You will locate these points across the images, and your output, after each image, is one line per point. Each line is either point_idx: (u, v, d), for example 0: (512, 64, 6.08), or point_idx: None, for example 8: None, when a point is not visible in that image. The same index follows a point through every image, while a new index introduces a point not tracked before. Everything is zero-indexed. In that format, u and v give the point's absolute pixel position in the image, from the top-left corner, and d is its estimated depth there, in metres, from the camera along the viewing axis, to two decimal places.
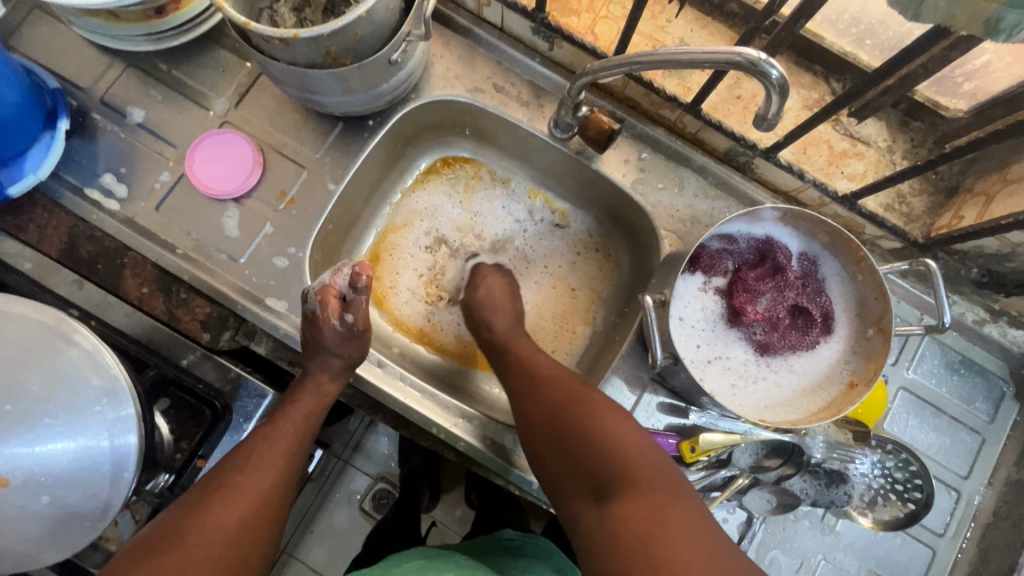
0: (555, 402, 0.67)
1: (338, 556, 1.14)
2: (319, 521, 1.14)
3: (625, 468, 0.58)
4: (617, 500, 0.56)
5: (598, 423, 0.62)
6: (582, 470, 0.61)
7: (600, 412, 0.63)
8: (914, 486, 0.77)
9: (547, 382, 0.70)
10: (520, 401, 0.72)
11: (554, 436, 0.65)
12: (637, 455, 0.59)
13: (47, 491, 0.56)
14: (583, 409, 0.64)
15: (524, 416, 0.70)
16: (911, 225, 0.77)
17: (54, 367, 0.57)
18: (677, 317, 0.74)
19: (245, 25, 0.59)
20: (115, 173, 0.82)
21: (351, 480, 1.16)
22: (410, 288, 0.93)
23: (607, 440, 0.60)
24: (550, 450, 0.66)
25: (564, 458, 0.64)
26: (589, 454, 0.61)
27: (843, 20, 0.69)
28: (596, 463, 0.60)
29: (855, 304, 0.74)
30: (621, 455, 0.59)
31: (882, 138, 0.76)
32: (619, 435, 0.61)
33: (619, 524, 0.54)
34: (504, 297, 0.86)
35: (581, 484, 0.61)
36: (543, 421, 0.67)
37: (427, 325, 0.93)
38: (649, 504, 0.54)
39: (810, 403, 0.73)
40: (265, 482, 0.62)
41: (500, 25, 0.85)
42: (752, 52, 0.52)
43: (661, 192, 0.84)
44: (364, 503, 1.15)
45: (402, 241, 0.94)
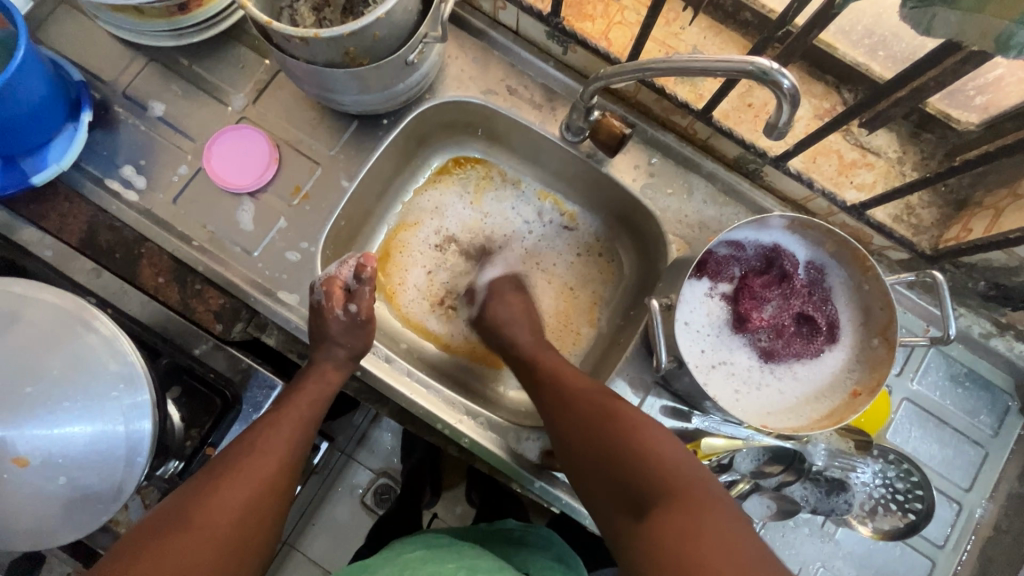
0: (591, 416, 0.67)
1: (340, 549, 1.15)
2: (321, 515, 1.16)
3: (664, 482, 0.58)
4: (657, 514, 0.56)
5: (633, 436, 0.62)
6: (618, 484, 0.62)
7: (638, 427, 0.63)
8: (915, 496, 0.77)
9: (580, 397, 0.71)
10: (554, 415, 0.72)
11: (591, 450, 0.65)
12: (677, 471, 0.59)
13: (65, 472, 0.57)
14: (617, 423, 0.65)
15: (558, 431, 0.70)
16: (919, 237, 0.77)
17: (73, 352, 0.58)
18: (682, 322, 0.74)
19: (267, 24, 0.61)
20: (135, 165, 0.83)
21: (353, 474, 1.18)
22: (417, 285, 0.94)
23: (647, 456, 0.60)
24: (587, 465, 0.66)
25: (600, 472, 0.64)
26: (629, 470, 0.60)
27: (856, 32, 0.69)
28: (633, 478, 0.60)
29: (859, 312, 0.74)
30: (661, 470, 0.59)
31: (893, 149, 0.76)
32: (658, 450, 0.61)
33: (661, 539, 0.54)
34: (522, 314, 0.87)
35: (619, 498, 0.61)
36: (578, 434, 0.68)
37: (433, 321, 0.94)
38: (690, 518, 0.54)
39: (812, 410, 0.73)
40: (270, 467, 0.63)
41: (515, 29, 0.86)
42: (764, 62, 0.53)
43: (670, 197, 0.85)
44: (366, 498, 1.17)
45: (412, 239, 0.95)
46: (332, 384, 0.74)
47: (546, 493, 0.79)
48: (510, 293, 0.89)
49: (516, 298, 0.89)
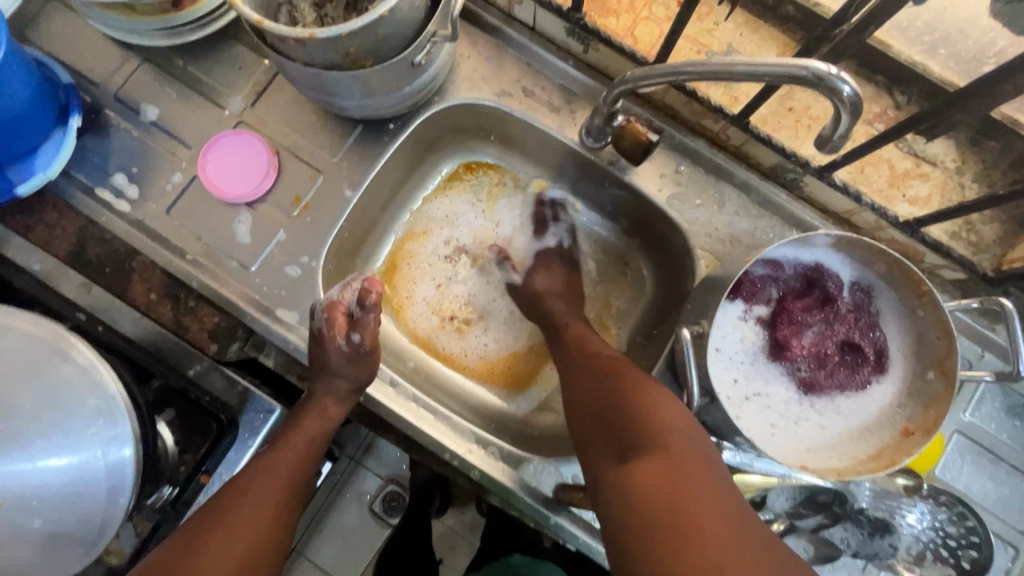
0: (604, 371, 0.65)
1: (350, 557, 1.11)
2: (329, 520, 1.11)
3: (653, 433, 0.54)
4: (639, 463, 0.53)
5: (641, 390, 0.58)
6: (612, 432, 0.58)
7: (642, 381, 0.60)
8: (970, 543, 0.69)
9: (597, 357, 0.68)
10: (567, 375, 0.71)
11: (594, 401, 0.63)
12: (669, 424, 0.54)
13: (39, 514, 0.53)
14: (628, 377, 0.61)
15: (571, 385, 0.68)
16: (978, 256, 0.70)
17: (51, 384, 0.54)
18: (714, 348, 0.67)
19: (259, 24, 0.55)
20: (127, 173, 0.78)
21: (362, 480, 1.12)
22: (425, 298, 0.88)
23: (644, 407, 0.56)
24: (587, 414, 0.63)
25: (596, 421, 0.61)
26: (622, 419, 0.57)
27: (915, 28, 0.63)
28: (627, 427, 0.56)
29: (912, 343, 0.67)
30: (654, 421, 0.55)
31: (950, 158, 0.69)
32: (657, 404, 0.56)
33: (638, 488, 0.51)
34: (563, 288, 0.83)
35: (608, 444, 0.58)
36: (587, 390, 0.65)
37: (444, 340, 0.88)
38: (671, 474, 0.50)
39: (857, 449, 0.66)
40: (265, 517, 0.60)
41: (532, 25, 0.79)
42: (821, 66, 0.46)
43: (699, 208, 0.78)
44: (374, 505, 1.11)
45: (421, 250, 0.89)
46: (331, 419, 0.70)
47: (561, 529, 0.74)
48: (543, 269, 0.85)
49: (554, 271, 0.85)
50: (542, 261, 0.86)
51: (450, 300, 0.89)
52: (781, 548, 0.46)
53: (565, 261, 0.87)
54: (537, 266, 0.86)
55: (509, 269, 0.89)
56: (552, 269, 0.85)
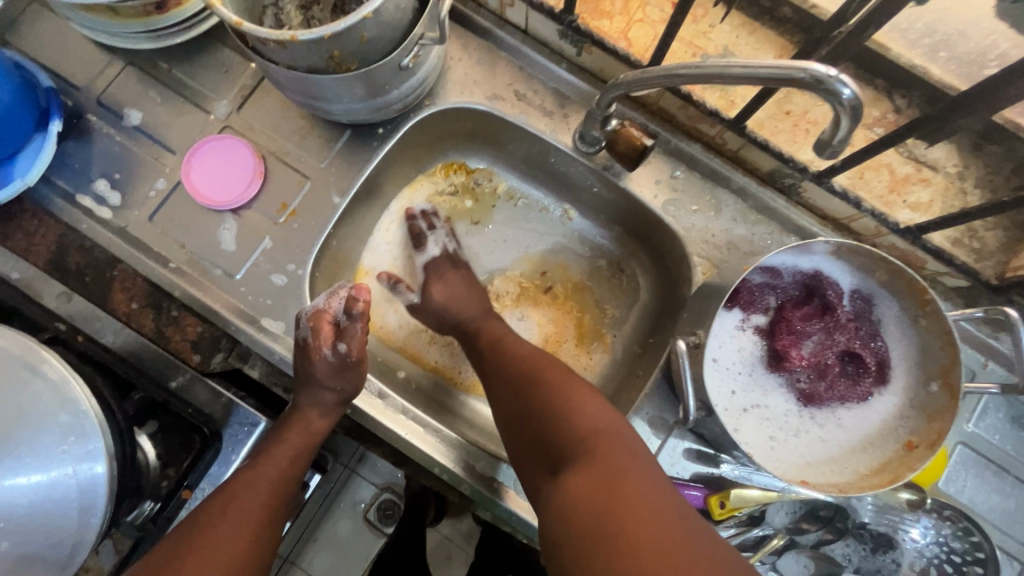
0: (522, 377, 0.66)
1: (345, 567, 1.08)
2: (322, 530, 1.09)
3: (581, 440, 0.55)
4: (570, 469, 0.54)
5: (560, 395, 0.60)
6: (541, 442, 0.59)
7: (566, 385, 0.61)
8: (975, 559, 0.67)
9: (515, 359, 0.69)
10: (492, 380, 0.70)
11: (521, 411, 0.63)
12: (595, 428, 0.56)
13: (9, 536, 0.51)
14: (544, 382, 0.63)
15: (495, 393, 0.69)
16: (982, 263, 0.68)
17: (20, 400, 0.52)
18: (711, 359, 0.66)
19: (238, 25, 0.53)
20: (109, 179, 0.76)
21: (356, 488, 1.10)
22: (404, 327, 0.86)
23: (566, 413, 0.58)
24: (516, 428, 0.64)
25: (525, 433, 0.62)
26: (550, 428, 0.58)
27: (915, 29, 0.62)
28: (553, 434, 0.58)
29: (916, 354, 0.65)
30: (576, 426, 0.57)
31: (952, 163, 0.67)
32: (582, 409, 0.58)
33: (570, 495, 0.51)
34: (462, 291, 0.80)
35: (541, 456, 0.59)
36: (509, 399, 0.66)
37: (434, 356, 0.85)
38: (600, 476, 0.51)
39: (859, 463, 0.64)
40: (244, 538, 0.58)
41: (525, 28, 0.78)
42: (819, 68, 0.44)
43: (695, 214, 0.77)
44: (369, 514, 1.08)
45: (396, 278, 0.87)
46: (316, 432, 0.69)
47: None
48: (438, 279, 0.81)
49: (451, 280, 0.81)
50: (433, 272, 0.82)
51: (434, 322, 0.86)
52: (701, 520, 0.48)
53: (457, 264, 0.83)
54: (429, 278, 0.82)
55: (404, 291, 0.84)
56: (457, 273, 0.82)
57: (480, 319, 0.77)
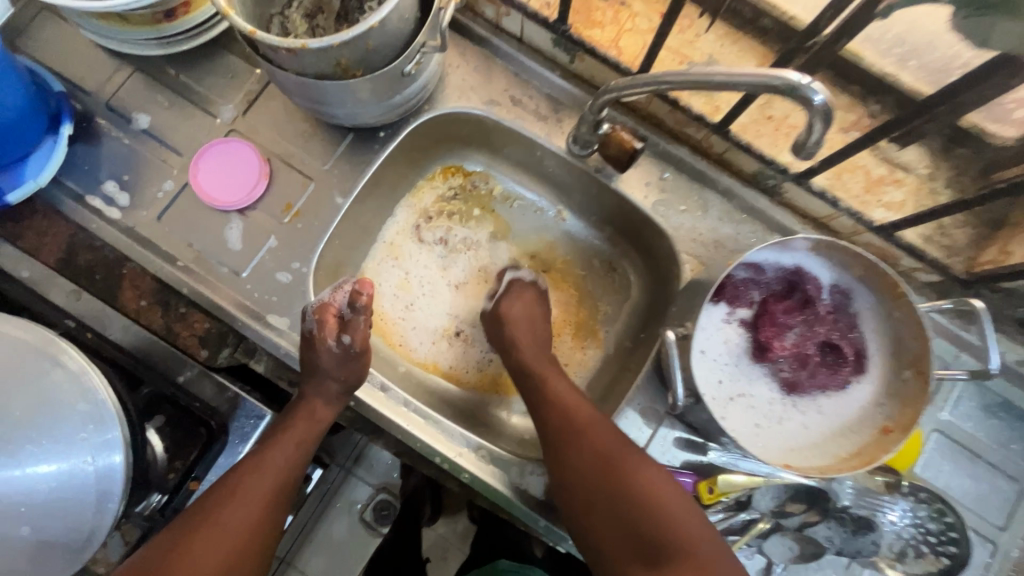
0: (603, 457, 0.64)
1: (340, 566, 1.11)
2: (318, 530, 1.11)
3: (680, 537, 0.58)
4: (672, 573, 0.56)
5: (654, 490, 0.61)
6: (631, 534, 0.60)
7: (657, 477, 0.62)
8: (949, 539, 0.71)
9: (590, 431, 0.67)
10: (557, 448, 0.68)
11: (602, 492, 0.63)
12: (689, 523, 0.59)
13: (28, 520, 0.53)
14: (633, 470, 0.63)
15: (562, 461, 0.67)
16: (951, 259, 0.72)
17: (40, 388, 0.54)
18: (699, 350, 0.69)
19: (251, 34, 0.56)
20: (118, 180, 0.79)
21: (352, 489, 1.12)
22: (420, 332, 0.89)
23: (661, 510, 0.60)
24: (593, 507, 0.63)
25: (608, 517, 0.62)
26: (644, 520, 0.60)
27: (886, 40, 0.61)
28: (649, 531, 0.59)
29: (890, 344, 0.69)
30: (674, 527, 0.59)
31: (923, 165, 0.70)
32: (675, 505, 0.60)
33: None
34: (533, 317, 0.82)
35: (628, 546, 0.60)
36: (586, 475, 0.65)
37: (446, 360, 0.89)
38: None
39: (839, 447, 0.68)
40: (251, 520, 0.60)
41: (520, 36, 0.81)
42: (793, 76, 0.48)
43: (684, 214, 0.80)
44: (366, 515, 1.11)
45: (414, 283, 0.90)
46: (321, 420, 0.70)
47: (551, 531, 0.74)
48: (516, 298, 0.83)
49: (526, 299, 0.84)
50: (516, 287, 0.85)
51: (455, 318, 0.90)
52: None
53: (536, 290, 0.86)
54: (509, 293, 0.84)
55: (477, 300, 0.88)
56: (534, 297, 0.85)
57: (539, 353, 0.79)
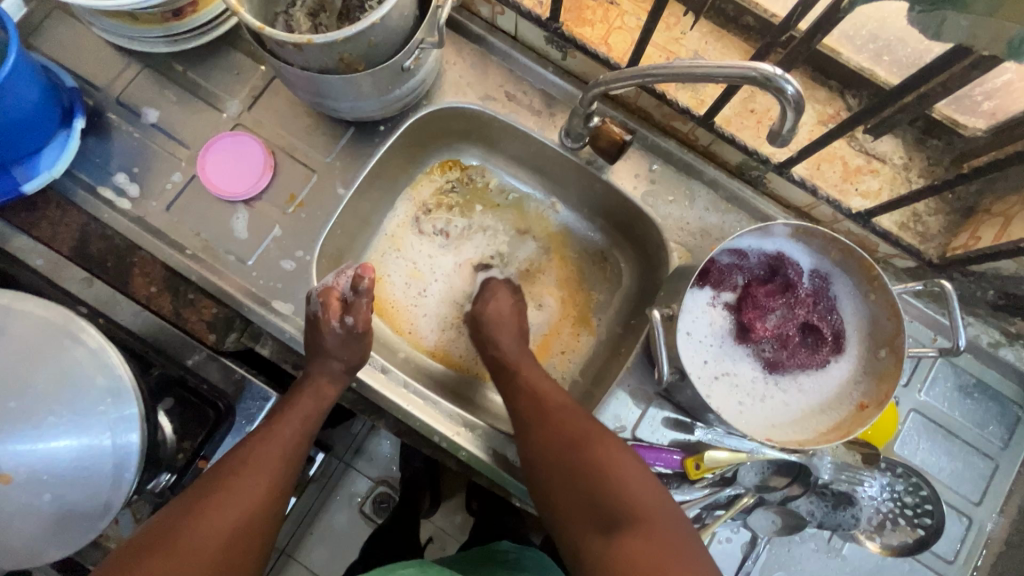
0: (566, 433, 0.67)
1: (339, 559, 1.14)
2: (319, 523, 1.15)
3: (637, 507, 0.60)
4: (626, 538, 0.58)
5: (612, 461, 0.63)
6: (590, 503, 0.63)
7: (615, 449, 0.65)
8: (924, 511, 0.75)
9: (559, 412, 0.70)
10: (525, 427, 0.71)
11: (566, 467, 0.65)
12: (646, 494, 0.61)
13: (50, 489, 0.56)
14: (593, 443, 0.65)
15: (529, 440, 0.70)
16: (926, 245, 0.75)
17: (61, 364, 0.57)
18: (685, 331, 0.73)
19: (259, 30, 0.59)
20: (128, 173, 0.82)
21: (351, 482, 1.17)
22: (428, 320, 0.93)
23: (620, 480, 0.62)
24: (558, 480, 0.66)
25: (569, 489, 0.65)
26: (603, 491, 0.62)
27: (860, 36, 0.69)
28: (606, 499, 0.62)
29: (867, 324, 0.73)
30: (630, 494, 0.61)
31: (899, 155, 0.75)
32: (632, 475, 0.63)
33: (632, 562, 0.56)
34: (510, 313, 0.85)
35: (587, 515, 0.63)
36: (549, 450, 0.68)
37: (452, 347, 0.92)
38: (660, 547, 0.57)
39: (818, 423, 0.72)
40: (261, 486, 0.64)
41: (514, 34, 0.85)
42: (768, 68, 0.52)
43: (672, 204, 0.84)
44: (365, 507, 1.16)
45: (423, 272, 0.93)
46: (327, 397, 0.74)
47: None
48: (491, 296, 0.86)
49: (500, 300, 0.85)
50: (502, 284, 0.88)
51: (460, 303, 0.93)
52: None
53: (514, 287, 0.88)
54: (486, 293, 0.86)
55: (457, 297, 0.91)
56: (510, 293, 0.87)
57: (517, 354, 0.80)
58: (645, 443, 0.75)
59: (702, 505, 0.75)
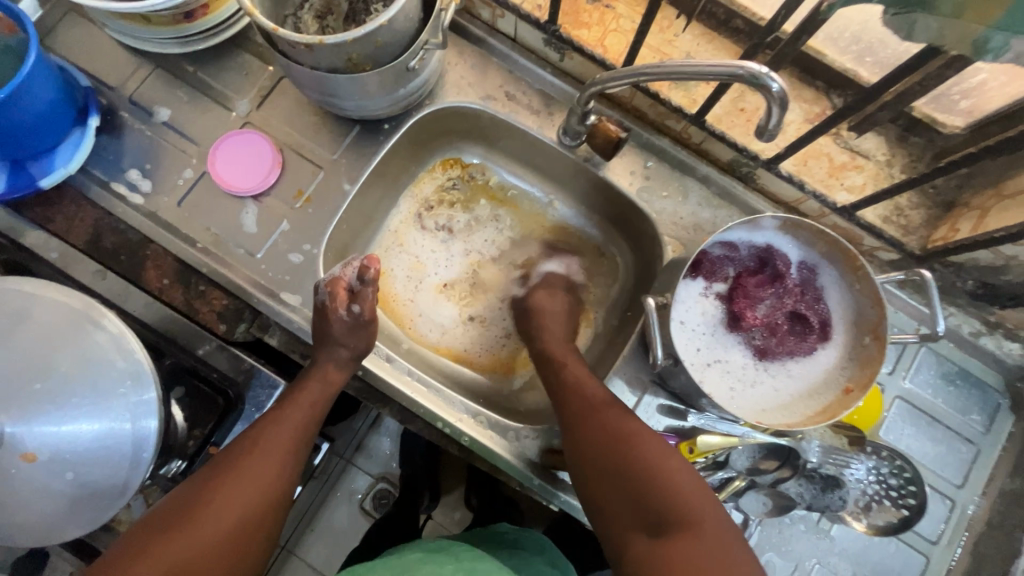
0: (615, 432, 0.67)
1: (339, 555, 1.17)
2: (320, 519, 1.18)
3: (683, 511, 0.60)
4: (674, 544, 0.58)
5: (663, 465, 0.63)
6: (636, 505, 0.63)
7: (667, 454, 0.64)
8: (908, 492, 0.78)
9: (609, 413, 0.70)
10: (572, 425, 0.72)
11: (614, 466, 0.65)
12: (696, 500, 0.61)
13: (71, 468, 0.58)
14: (643, 445, 0.65)
15: (576, 437, 0.70)
16: (908, 238, 0.79)
17: (82, 349, 0.59)
18: (678, 320, 0.76)
19: (273, 31, 0.62)
20: (140, 169, 0.85)
21: (352, 479, 1.19)
22: (429, 314, 0.95)
23: (670, 484, 0.62)
24: (605, 478, 0.66)
25: (617, 489, 0.65)
26: (652, 494, 0.62)
27: (844, 38, 0.71)
28: (654, 502, 0.61)
29: (851, 312, 0.76)
30: (680, 500, 0.61)
31: (882, 152, 0.78)
32: (683, 480, 0.62)
33: (676, 566, 0.56)
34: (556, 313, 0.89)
35: (634, 518, 0.63)
36: (597, 448, 0.68)
37: (455, 340, 0.95)
38: (705, 554, 0.56)
39: (805, 407, 0.75)
40: (272, 465, 0.66)
41: (514, 36, 0.88)
42: (754, 67, 0.55)
43: (666, 199, 0.87)
44: (365, 503, 1.18)
45: (426, 267, 0.96)
46: (334, 383, 0.76)
47: (545, 489, 0.80)
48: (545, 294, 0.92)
49: (556, 294, 0.92)
50: (547, 285, 0.94)
51: (463, 297, 0.96)
52: None
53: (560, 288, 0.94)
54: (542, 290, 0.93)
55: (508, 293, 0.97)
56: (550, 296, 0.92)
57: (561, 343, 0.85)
58: None
59: None
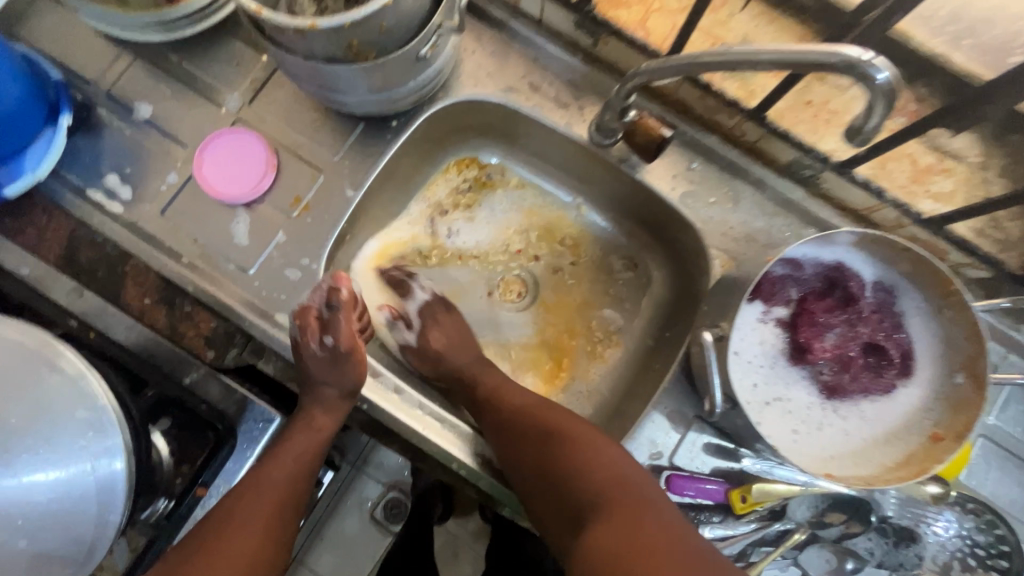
0: (535, 430, 0.66)
1: (350, 565, 1.08)
2: (328, 528, 1.08)
3: (601, 492, 0.57)
4: (594, 526, 0.55)
5: (575, 449, 0.62)
6: (563, 500, 0.61)
7: (578, 437, 0.63)
8: (999, 553, 0.67)
9: (532, 409, 0.69)
10: (497, 435, 0.70)
11: (536, 463, 0.64)
12: (614, 476, 0.58)
13: (25, 535, 0.50)
14: (558, 435, 0.64)
15: (502, 443, 0.69)
16: (1005, 253, 0.67)
17: (36, 395, 0.51)
18: (734, 352, 0.65)
19: (256, 13, 0.52)
20: (120, 173, 0.76)
21: (362, 487, 1.09)
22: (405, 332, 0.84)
23: (583, 466, 0.60)
24: (533, 480, 0.64)
25: (546, 490, 0.63)
26: (571, 483, 0.60)
27: (939, 18, 0.55)
28: (573, 490, 0.59)
29: (939, 346, 0.64)
30: (597, 479, 0.58)
31: (975, 153, 0.63)
32: (597, 457, 0.60)
33: (594, 548, 0.53)
34: (455, 336, 0.81)
35: (564, 514, 0.60)
36: (522, 451, 0.66)
37: None
38: (621, 528, 0.52)
39: (882, 456, 0.64)
40: (250, 543, 0.60)
41: (539, 18, 0.77)
42: (853, 52, 0.44)
43: (713, 207, 0.76)
44: (376, 512, 1.09)
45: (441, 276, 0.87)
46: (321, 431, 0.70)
47: None
48: (434, 324, 0.82)
49: (444, 324, 0.82)
50: (429, 318, 0.83)
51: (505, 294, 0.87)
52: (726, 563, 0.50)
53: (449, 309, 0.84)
54: (425, 322, 0.82)
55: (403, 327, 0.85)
56: (450, 317, 0.83)
57: (472, 367, 0.78)
58: (683, 473, 0.69)
59: (746, 541, 0.68)
